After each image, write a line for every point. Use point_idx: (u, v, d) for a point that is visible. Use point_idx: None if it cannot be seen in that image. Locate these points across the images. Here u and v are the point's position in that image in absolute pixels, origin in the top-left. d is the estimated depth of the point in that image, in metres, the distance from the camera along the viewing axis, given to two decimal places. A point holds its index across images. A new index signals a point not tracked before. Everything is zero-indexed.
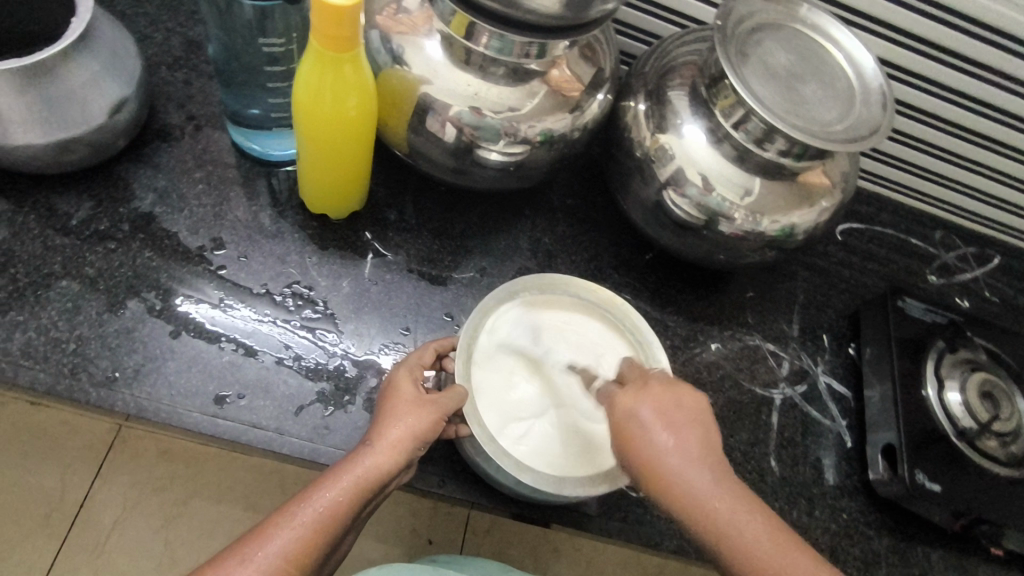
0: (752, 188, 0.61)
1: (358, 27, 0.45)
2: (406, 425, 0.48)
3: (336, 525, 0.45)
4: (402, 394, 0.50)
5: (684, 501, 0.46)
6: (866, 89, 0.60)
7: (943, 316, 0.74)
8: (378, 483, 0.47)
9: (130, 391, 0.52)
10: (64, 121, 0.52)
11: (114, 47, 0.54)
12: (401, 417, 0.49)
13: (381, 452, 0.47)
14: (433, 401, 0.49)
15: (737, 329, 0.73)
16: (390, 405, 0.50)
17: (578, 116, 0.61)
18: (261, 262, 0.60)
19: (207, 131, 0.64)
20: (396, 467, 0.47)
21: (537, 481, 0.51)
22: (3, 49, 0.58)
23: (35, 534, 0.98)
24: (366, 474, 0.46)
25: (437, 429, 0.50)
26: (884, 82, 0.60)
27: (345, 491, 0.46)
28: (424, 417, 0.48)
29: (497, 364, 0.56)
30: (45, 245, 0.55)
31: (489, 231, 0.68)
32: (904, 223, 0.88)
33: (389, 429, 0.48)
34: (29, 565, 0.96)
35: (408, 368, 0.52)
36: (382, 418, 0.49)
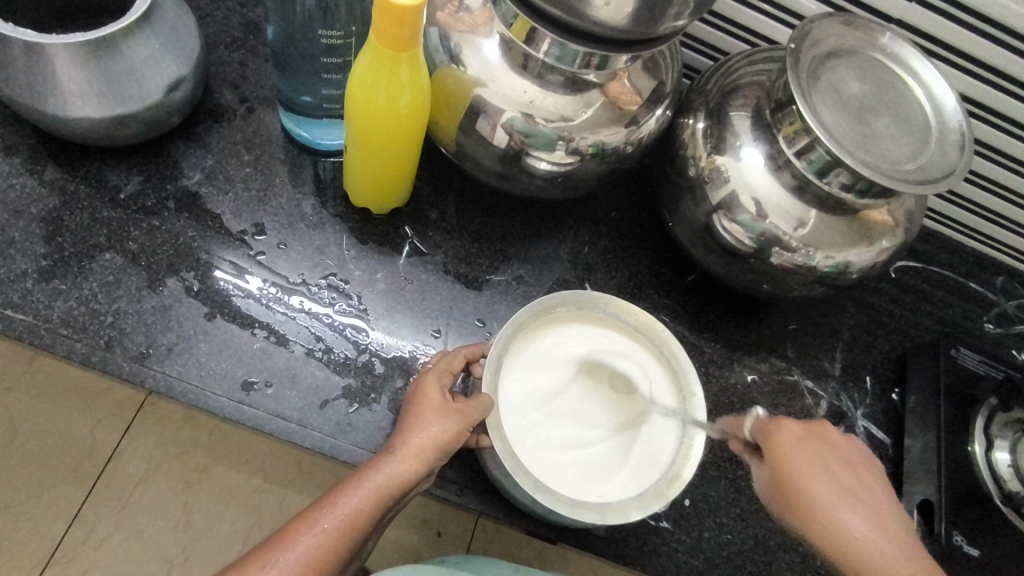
0: (808, 220, 0.59)
1: (418, 30, 0.44)
2: (431, 434, 0.48)
3: (357, 532, 0.45)
4: (428, 402, 0.49)
5: (824, 526, 0.48)
6: (943, 128, 0.56)
7: (999, 371, 0.70)
8: (399, 490, 0.47)
9: (161, 369, 0.52)
10: (122, 97, 0.52)
11: (176, 26, 0.54)
12: (424, 424, 0.48)
13: (403, 460, 0.47)
14: (458, 411, 0.49)
15: (776, 361, 0.70)
16: (416, 412, 0.49)
17: (633, 131, 0.59)
18: (300, 251, 0.60)
19: (258, 114, 0.64)
20: (416, 476, 0.47)
21: (555, 502, 0.49)
22: (72, 20, 0.59)
23: (62, 484, 1.01)
24: (388, 481, 0.46)
25: (460, 440, 0.49)
26: (964, 122, 0.56)
27: (366, 497, 0.46)
28: (449, 427, 0.48)
29: (526, 378, 0.55)
30: (92, 216, 0.56)
31: (529, 239, 0.67)
32: (963, 265, 0.83)
33: (412, 436, 0.48)
34: (53, 513, 1.00)
35: (436, 373, 0.52)
36: (406, 424, 0.49)
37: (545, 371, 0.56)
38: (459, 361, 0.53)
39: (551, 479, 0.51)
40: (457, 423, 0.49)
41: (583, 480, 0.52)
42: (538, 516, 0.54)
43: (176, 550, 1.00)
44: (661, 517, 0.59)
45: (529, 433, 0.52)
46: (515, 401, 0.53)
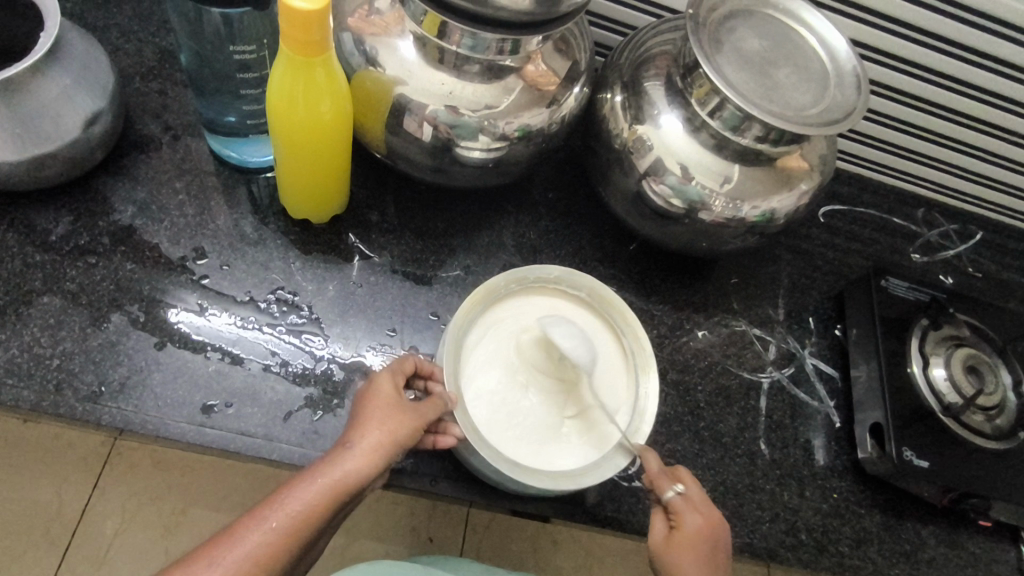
0: (731, 176, 0.62)
1: (327, 31, 0.45)
2: (387, 428, 0.48)
3: (309, 526, 0.44)
4: (381, 399, 0.49)
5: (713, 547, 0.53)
6: (840, 72, 0.60)
7: (926, 294, 0.74)
8: (355, 488, 0.46)
9: (117, 404, 0.52)
10: (37, 137, 0.51)
11: (85, 60, 0.54)
12: (378, 418, 0.48)
13: (359, 456, 0.46)
14: (413, 409, 0.49)
15: (724, 315, 0.73)
16: (368, 409, 0.49)
17: (555, 110, 0.61)
18: (245, 270, 0.60)
19: (184, 140, 0.64)
20: (374, 470, 0.46)
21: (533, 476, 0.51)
22: None
23: (35, 548, 0.98)
24: (344, 476, 0.45)
25: (415, 437, 0.49)
26: (857, 65, 0.60)
27: (320, 493, 0.45)
28: (406, 423, 0.48)
29: (481, 362, 0.56)
30: (25, 261, 0.55)
31: (471, 229, 0.69)
32: (885, 203, 0.88)
33: (370, 433, 0.47)
34: None
35: (390, 373, 0.52)
36: (361, 421, 0.49)
37: (501, 354, 0.56)
38: (412, 363, 0.54)
39: (532, 456, 0.53)
40: (413, 419, 0.49)
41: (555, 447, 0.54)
42: (513, 490, 0.55)
43: None
44: (633, 476, 0.61)
45: (496, 415, 0.54)
46: (479, 390, 0.54)
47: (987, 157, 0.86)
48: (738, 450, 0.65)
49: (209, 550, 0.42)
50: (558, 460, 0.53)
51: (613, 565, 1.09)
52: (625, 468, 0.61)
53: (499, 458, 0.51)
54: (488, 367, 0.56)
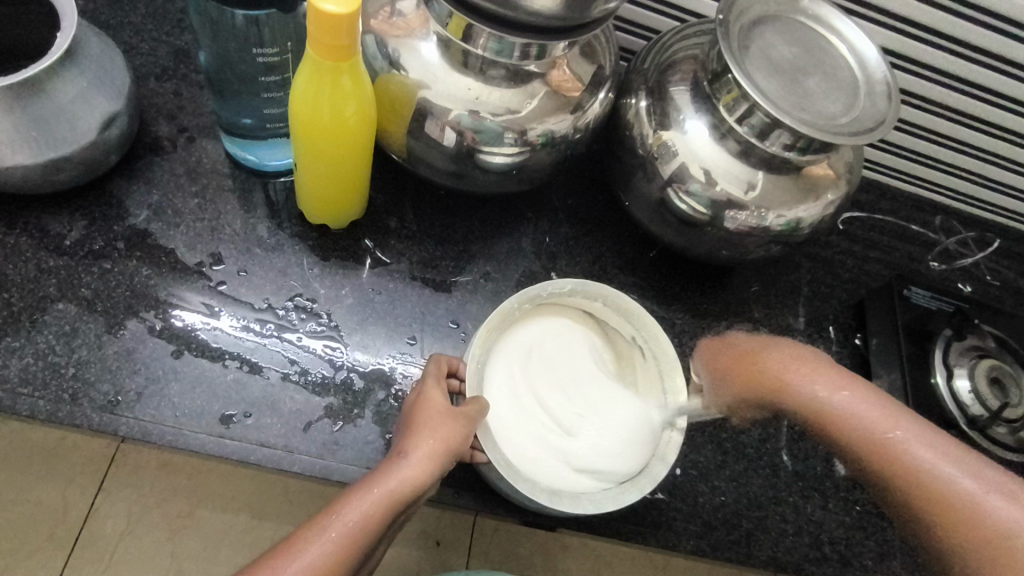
0: (756, 182, 0.61)
1: (356, 35, 0.44)
2: (439, 437, 0.47)
3: (368, 536, 0.44)
4: (431, 407, 0.49)
5: (854, 426, 0.47)
6: (870, 80, 0.59)
7: (949, 304, 0.74)
8: (411, 498, 0.45)
9: (133, 414, 0.51)
10: (53, 140, 0.50)
11: (102, 61, 0.52)
12: (430, 425, 0.47)
13: (415, 464, 0.45)
14: (463, 414, 0.48)
15: (744, 324, 0.72)
16: (419, 418, 0.48)
17: (579, 116, 0.60)
18: (262, 276, 0.59)
19: (200, 142, 0.63)
20: (429, 479, 0.46)
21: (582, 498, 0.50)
22: None
23: (40, 551, 0.97)
24: (401, 486, 0.45)
25: (466, 443, 0.48)
26: (887, 73, 0.59)
27: (378, 504, 0.44)
28: (458, 429, 0.47)
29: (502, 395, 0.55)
30: (38, 266, 0.54)
31: (490, 235, 0.67)
32: (904, 210, 0.88)
33: (422, 442, 0.47)
34: None
35: (433, 380, 0.51)
36: (412, 429, 0.48)
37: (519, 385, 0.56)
38: (446, 366, 0.53)
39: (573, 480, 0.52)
40: (463, 427, 0.48)
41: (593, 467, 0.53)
42: (536, 506, 0.54)
43: None
44: (656, 489, 0.60)
45: (526, 446, 0.53)
46: (506, 422, 0.54)
47: (1007, 165, 0.85)
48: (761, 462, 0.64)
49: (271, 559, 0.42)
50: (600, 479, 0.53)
51: (622, 571, 1.07)
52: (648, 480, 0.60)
53: (540, 491, 0.49)
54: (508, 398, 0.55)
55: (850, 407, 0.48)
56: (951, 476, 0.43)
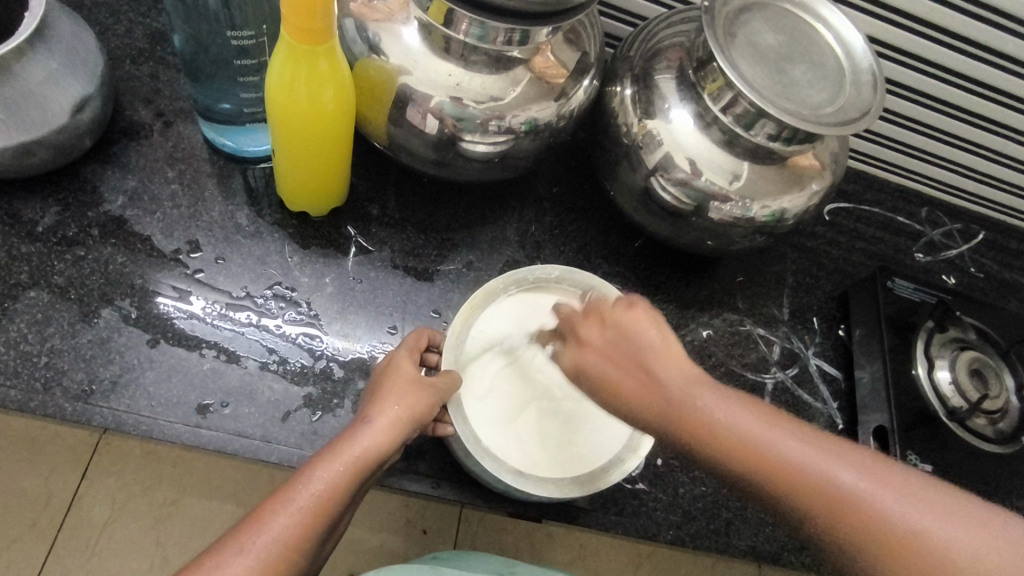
0: (741, 173, 0.60)
1: (332, 18, 0.43)
2: (405, 405, 0.47)
3: (336, 505, 0.43)
4: (397, 374, 0.49)
5: (725, 441, 0.42)
6: (856, 69, 0.58)
7: (932, 295, 0.73)
8: (377, 463, 0.45)
9: (108, 404, 0.50)
10: (23, 123, 0.49)
11: (72, 42, 0.51)
12: (396, 390, 0.48)
13: (380, 429, 0.46)
14: (431, 384, 0.49)
15: (728, 314, 0.72)
16: (385, 387, 0.48)
17: (563, 103, 0.59)
18: (241, 264, 0.58)
19: (177, 127, 0.62)
20: (393, 443, 0.46)
21: (524, 482, 0.51)
22: None
23: (24, 538, 0.97)
24: (367, 451, 0.45)
25: (432, 412, 0.49)
26: (874, 63, 0.58)
27: (340, 470, 0.44)
28: (426, 393, 0.48)
29: (485, 365, 0.55)
30: (10, 253, 0.53)
31: (474, 224, 0.67)
32: (890, 201, 0.88)
33: (387, 409, 0.47)
34: (20, 569, 0.96)
35: (403, 352, 0.51)
36: (377, 397, 0.48)
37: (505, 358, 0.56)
38: (424, 341, 0.53)
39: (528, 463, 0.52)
40: (429, 396, 0.48)
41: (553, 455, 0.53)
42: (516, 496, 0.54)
43: None
44: (637, 479, 0.60)
45: (495, 421, 0.53)
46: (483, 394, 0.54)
47: (994, 157, 0.85)
48: None
49: (238, 535, 0.41)
50: (554, 466, 0.53)
51: (607, 558, 1.08)
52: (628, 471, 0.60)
53: (506, 470, 0.51)
54: (492, 370, 0.55)
55: (727, 418, 0.43)
56: (901, 515, 0.38)
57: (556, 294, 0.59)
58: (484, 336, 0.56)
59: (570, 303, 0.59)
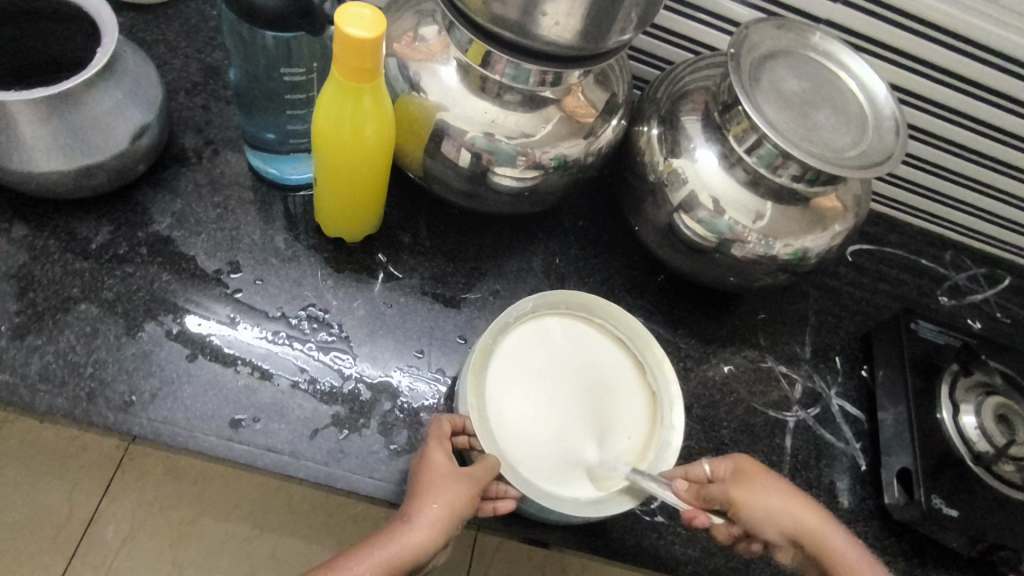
0: (764, 212, 0.62)
1: (379, 60, 0.46)
2: (444, 502, 0.48)
3: None
4: (437, 468, 0.50)
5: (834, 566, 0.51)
6: (878, 115, 0.60)
7: (956, 338, 0.73)
8: (413, 562, 0.47)
9: (147, 414, 0.52)
10: (87, 147, 0.52)
11: (138, 74, 0.55)
12: (434, 484, 0.49)
13: (415, 530, 0.47)
14: (469, 475, 0.49)
15: (750, 351, 0.72)
16: (427, 480, 0.50)
17: (593, 141, 0.61)
18: (278, 286, 0.60)
19: (225, 156, 0.65)
20: (429, 543, 0.47)
21: (579, 507, 0.51)
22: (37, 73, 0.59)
23: (45, 552, 1.03)
24: (401, 553, 0.47)
25: (471, 506, 0.49)
26: (896, 109, 0.60)
27: (377, 568, 0.46)
28: (464, 489, 0.49)
29: (504, 404, 0.55)
30: (64, 268, 0.56)
31: (501, 254, 0.69)
32: (913, 244, 0.89)
33: (427, 506, 0.48)
34: None
35: (441, 437, 0.52)
36: (419, 491, 0.49)
37: (520, 392, 0.56)
38: (449, 425, 0.52)
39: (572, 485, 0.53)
40: (469, 491, 0.49)
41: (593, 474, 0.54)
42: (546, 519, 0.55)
43: None
44: (655, 511, 0.60)
45: (528, 454, 0.54)
46: (509, 431, 0.54)
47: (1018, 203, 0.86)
48: None
49: None
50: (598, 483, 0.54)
51: None
52: (648, 503, 0.60)
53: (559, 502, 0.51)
54: (512, 406, 0.55)
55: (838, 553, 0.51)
56: None
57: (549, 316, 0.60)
58: (497, 375, 0.56)
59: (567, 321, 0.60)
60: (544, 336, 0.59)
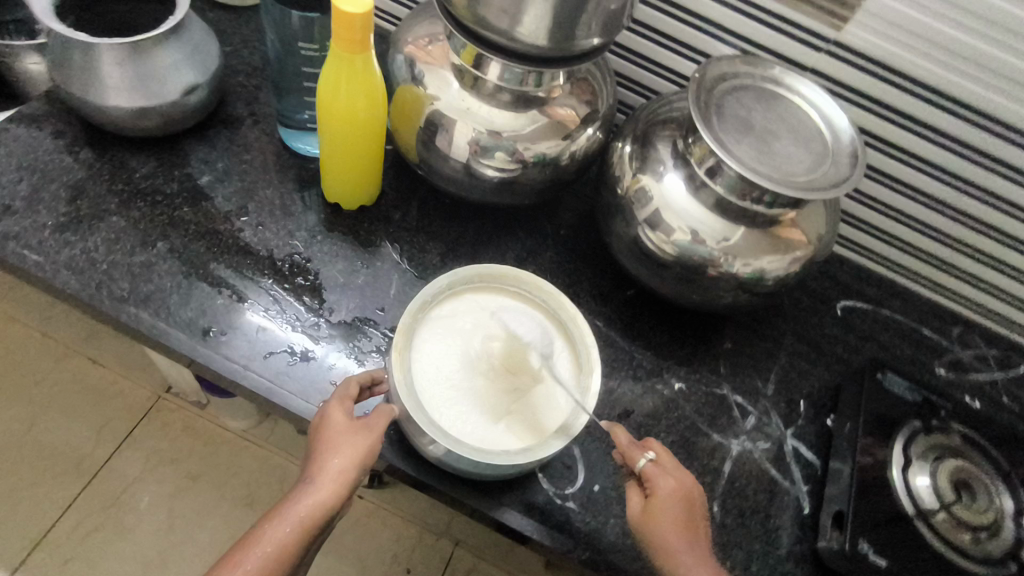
0: (731, 236, 0.65)
1: (367, 33, 0.55)
2: (348, 455, 0.54)
3: (295, 551, 0.52)
4: (337, 426, 0.55)
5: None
6: (837, 143, 0.63)
7: (920, 395, 0.71)
8: (329, 513, 0.54)
9: (137, 309, 0.61)
10: (146, 91, 0.65)
11: (199, 44, 0.68)
12: (336, 444, 0.55)
13: (323, 486, 0.53)
14: (365, 427, 0.56)
15: (707, 376, 0.73)
16: (329, 438, 0.55)
17: (568, 144, 0.68)
18: (274, 233, 0.70)
19: (261, 125, 0.77)
20: (338, 495, 0.54)
21: (509, 458, 0.54)
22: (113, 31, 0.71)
23: (62, 480, 1.15)
24: (315, 508, 0.53)
25: (374, 451, 0.56)
26: (856, 139, 0.63)
27: (297, 525, 0.52)
28: (362, 442, 0.55)
29: (430, 372, 0.57)
30: (109, 188, 0.68)
31: (480, 244, 0.75)
32: (917, 313, 0.86)
33: (333, 462, 0.54)
34: (50, 504, 1.13)
35: (339, 400, 0.57)
36: (324, 449, 0.55)
37: (446, 362, 0.58)
38: (355, 386, 0.58)
39: (503, 440, 0.56)
40: (367, 438, 0.55)
41: (523, 430, 0.56)
42: (471, 472, 0.58)
43: (153, 553, 1.12)
44: (568, 497, 0.62)
45: (455, 416, 0.56)
46: (436, 397, 0.56)
47: None
48: None
49: None
50: (528, 438, 0.56)
51: None
52: (562, 487, 0.62)
53: (491, 455, 0.54)
54: (438, 375, 0.57)
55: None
56: None
57: (473, 290, 0.63)
58: (422, 347, 0.58)
59: (492, 295, 0.63)
60: (465, 309, 0.61)
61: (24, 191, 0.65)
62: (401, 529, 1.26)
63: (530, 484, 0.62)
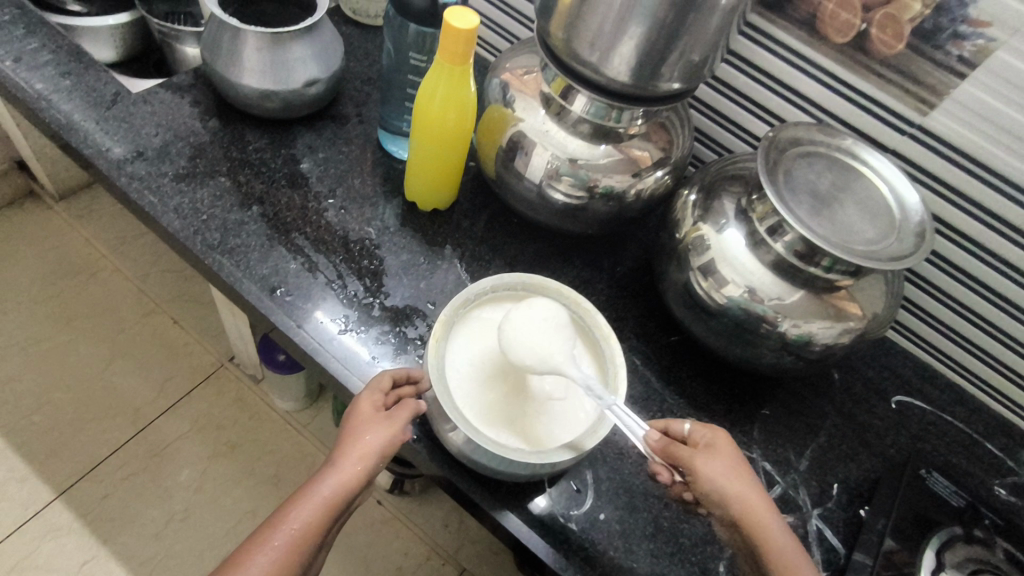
0: (787, 297, 0.65)
1: (470, 47, 0.62)
2: (371, 441, 0.54)
3: (312, 539, 0.51)
4: (363, 414, 0.55)
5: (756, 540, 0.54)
6: (905, 219, 0.63)
7: (964, 499, 0.69)
8: (348, 498, 0.53)
9: (222, 258, 0.69)
10: (274, 76, 0.74)
11: (327, 45, 0.77)
12: (359, 432, 0.55)
13: (345, 470, 0.53)
14: (391, 415, 0.56)
15: (737, 436, 0.71)
16: (355, 424, 0.55)
17: (636, 182, 0.71)
18: (353, 217, 0.76)
19: (364, 125, 0.85)
20: (361, 479, 0.53)
21: (526, 455, 0.55)
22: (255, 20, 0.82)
23: (119, 420, 1.23)
24: (336, 492, 0.52)
25: (397, 441, 0.56)
26: (925, 217, 0.63)
27: (317, 508, 0.52)
28: (385, 430, 0.55)
29: (461, 366, 0.60)
30: (225, 153, 0.77)
31: (536, 264, 0.79)
32: (982, 426, 0.80)
33: (356, 448, 0.54)
34: (102, 442, 1.21)
35: (368, 391, 0.57)
36: (350, 434, 0.55)
37: (478, 358, 0.60)
38: (388, 378, 0.58)
39: (522, 438, 0.57)
40: (392, 425, 0.55)
41: (543, 433, 0.57)
42: (485, 470, 0.59)
43: (180, 507, 1.17)
44: (571, 518, 0.62)
45: (480, 409, 0.58)
46: (463, 389, 0.58)
47: None
48: (692, 559, 0.62)
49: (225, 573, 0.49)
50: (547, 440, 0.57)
51: None
52: (568, 507, 0.62)
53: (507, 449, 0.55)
54: (468, 369, 0.60)
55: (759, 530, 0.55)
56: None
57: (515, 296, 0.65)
58: (458, 340, 0.61)
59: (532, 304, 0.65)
60: (503, 313, 0.64)
61: (157, 143, 0.76)
62: (410, 543, 1.22)
63: (535, 496, 0.62)
